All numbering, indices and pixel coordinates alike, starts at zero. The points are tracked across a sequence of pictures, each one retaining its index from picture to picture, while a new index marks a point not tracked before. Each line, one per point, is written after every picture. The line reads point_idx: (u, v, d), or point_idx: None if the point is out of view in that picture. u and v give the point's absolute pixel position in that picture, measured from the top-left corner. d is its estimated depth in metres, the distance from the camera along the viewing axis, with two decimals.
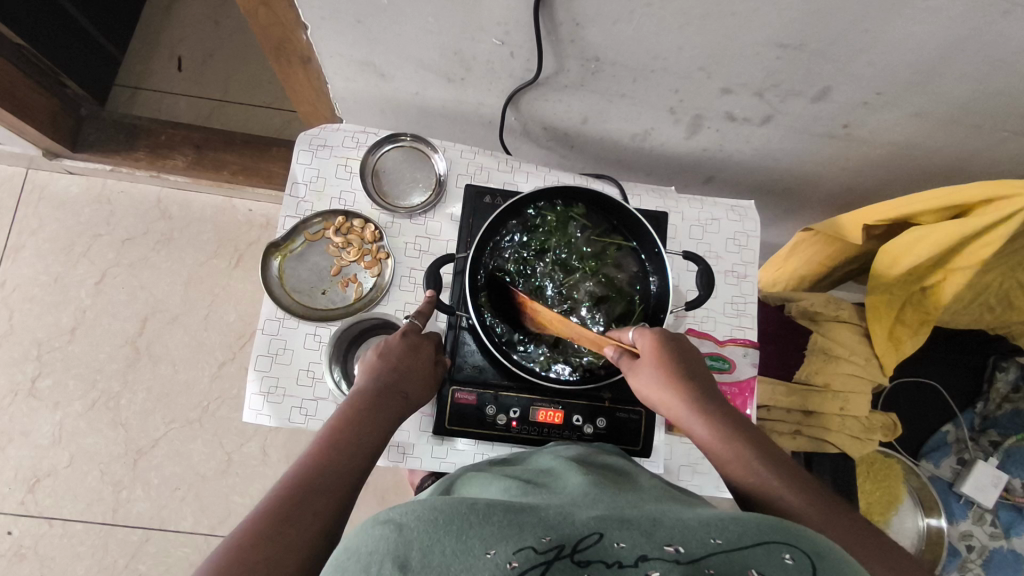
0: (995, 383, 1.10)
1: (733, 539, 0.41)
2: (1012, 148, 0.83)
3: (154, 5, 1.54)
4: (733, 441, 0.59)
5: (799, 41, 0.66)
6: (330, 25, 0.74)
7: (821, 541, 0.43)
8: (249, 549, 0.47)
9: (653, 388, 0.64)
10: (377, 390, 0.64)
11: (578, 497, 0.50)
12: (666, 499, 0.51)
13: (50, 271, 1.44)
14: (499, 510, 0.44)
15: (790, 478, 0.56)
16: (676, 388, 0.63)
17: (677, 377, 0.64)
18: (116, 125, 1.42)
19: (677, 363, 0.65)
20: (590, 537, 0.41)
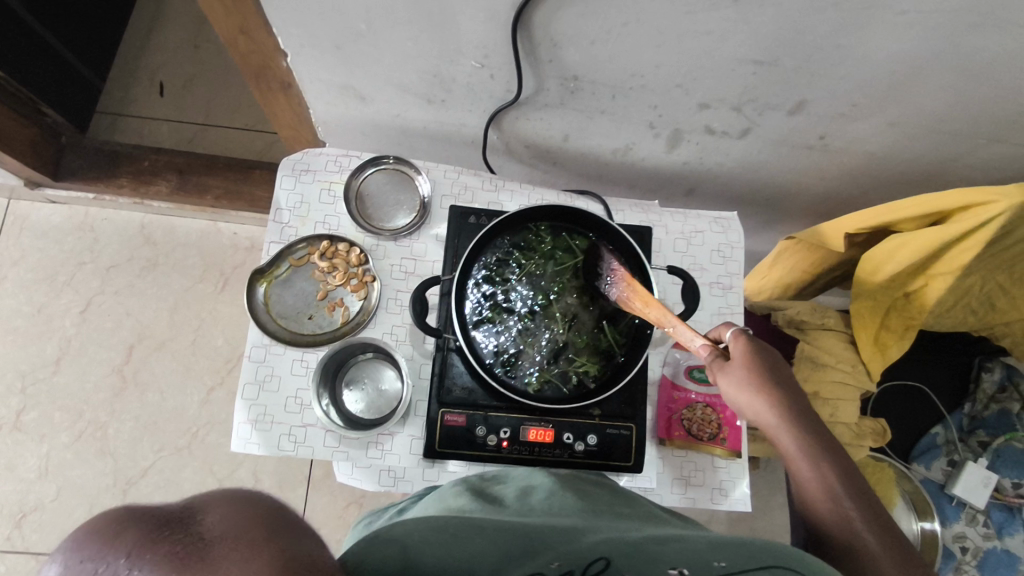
0: (981, 384, 1.12)
1: (736, 561, 0.45)
2: (986, 155, 0.84)
3: (134, 31, 1.54)
4: (816, 459, 0.63)
5: (773, 57, 0.67)
6: (309, 51, 0.74)
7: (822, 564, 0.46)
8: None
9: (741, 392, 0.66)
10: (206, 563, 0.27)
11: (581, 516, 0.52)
12: (661, 522, 0.54)
13: (34, 301, 1.42)
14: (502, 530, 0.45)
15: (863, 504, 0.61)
16: (768, 398, 0.65)
17: (769, 388, 0.65)
18: (98, 152, 1.41)
19: (770, 374, 0.66)
20: (597, 564, 0.45)
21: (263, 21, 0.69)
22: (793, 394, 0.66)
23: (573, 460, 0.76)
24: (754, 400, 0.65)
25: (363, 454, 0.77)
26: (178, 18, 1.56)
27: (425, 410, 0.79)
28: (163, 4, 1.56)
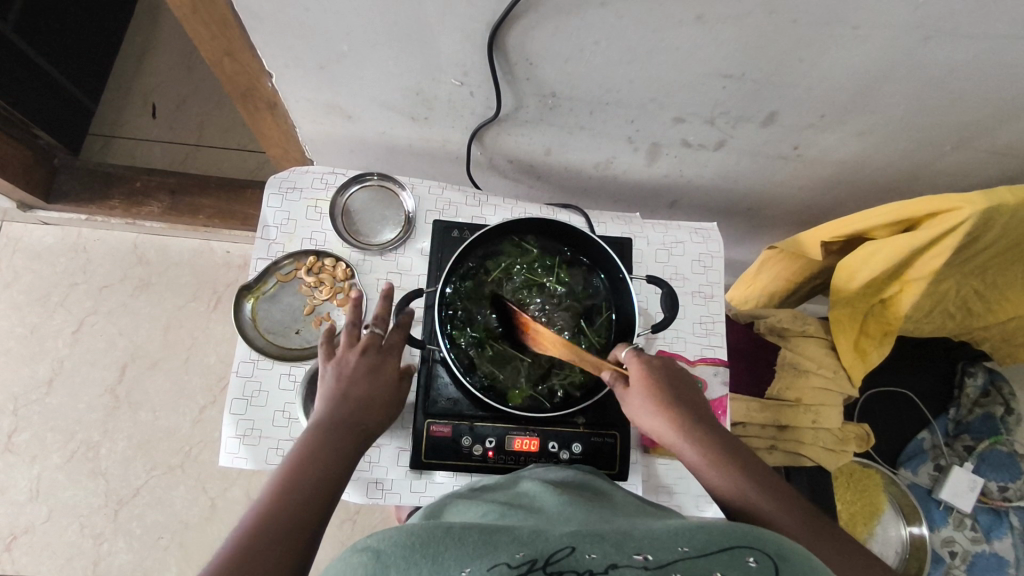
0: (965, 389, 1.13)
1: (699, 546, 0.44)
2: (954, 163, 0.86)
3: (127, 55, 1.57)
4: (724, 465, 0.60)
5: (741, 72, 0.69)
6: (294, 72, 0.76)
7: (784, 543, 0.46)
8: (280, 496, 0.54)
9: (643, 412, 0.66)
10: (333, 423, 0.62)
11: (558, 517, 0.52)
12: (640, 515, 0.56)
13: (27, 322, 1.43)
14: (474, 531, 0.46)
15: (780, 501, 0.58)
16: (665, 413, 0.64)
17: (665, 402, 0.65)
18: (91, 174, 1.43)
19: (662, 387, 0.66)
20: (562, 551, 0.43)
21: (248, 44, 0.72)
22: (692, 405, 0.66)
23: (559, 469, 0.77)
24: (654, 418, 0.64)
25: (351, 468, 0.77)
26: (171, 42, 1.59)
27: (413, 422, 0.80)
28: (157, 29, 1.59)
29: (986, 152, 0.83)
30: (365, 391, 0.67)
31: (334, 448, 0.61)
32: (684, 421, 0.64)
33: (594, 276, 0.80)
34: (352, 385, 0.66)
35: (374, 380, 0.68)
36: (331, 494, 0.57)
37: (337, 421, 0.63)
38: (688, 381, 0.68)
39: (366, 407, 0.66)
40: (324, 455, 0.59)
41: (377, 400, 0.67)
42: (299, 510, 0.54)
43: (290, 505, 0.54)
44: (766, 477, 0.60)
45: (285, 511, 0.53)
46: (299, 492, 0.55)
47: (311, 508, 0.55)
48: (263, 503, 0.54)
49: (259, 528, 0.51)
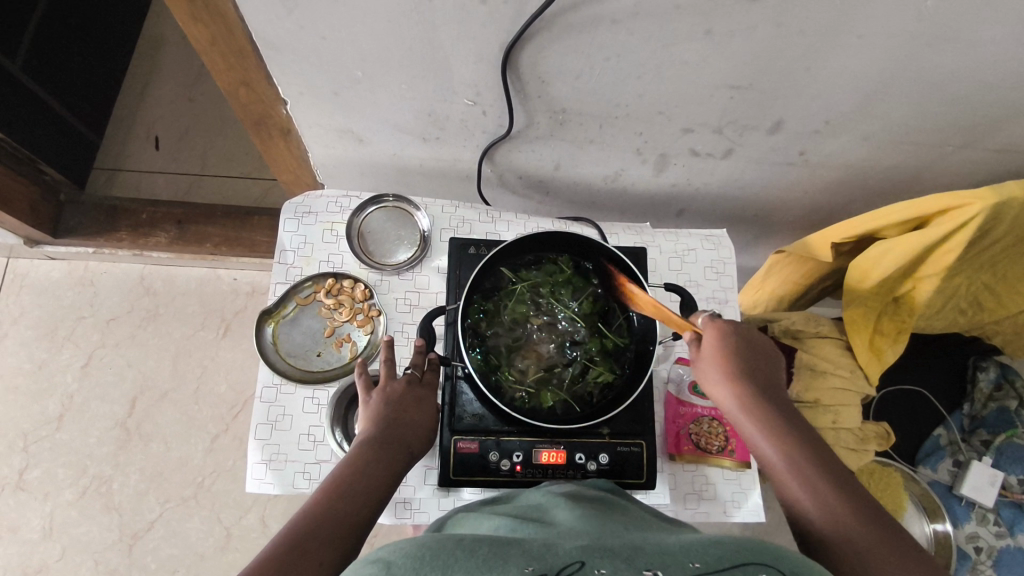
0: (978, 384, 1.14)
1: (711, 562, 0.43)
2: (957, 163, 0.88)
3: (129, 90, 1.58)
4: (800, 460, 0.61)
5: (748, 82, 0.71)
6: (308, 99, 0.77)
7: (797, 562, 0.45)
8: (329, 502, 0.57)
9: (715, 382, 0.68)
10: (383, 439, 0.65)
11: (569, 531, 0.51)
12: (646, 528, 0.55)
13: (34, 357, 1.42)
14: (484, 544, 0.45)
15: (841, 483, 0.59)
16: (737, 385, 0.66)
17: (738, 376, 0.67)
18: (98, 208, 1.43)
19: (739, 361, 0.68)
20: (572, 565, 0.42)
21: (265, 74, 0.73)
22: (767, 382, 0.68)
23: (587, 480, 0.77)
24: (724, 388, 0.67)
25: None
26: (171, 75, 1.61)
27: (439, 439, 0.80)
28: (157, 63, 1.61)
29: (988, 150, 0.84)
30: (409, 418, 0.69)
31: (381, 464, 0.63)
32: (756, 397, 0.66)
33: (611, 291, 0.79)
34: (398, 411, 0.69)
35: (417, 406, 0.71)
36: (367, 517, 0.59)
37: (380, 439, 0.65)
38: (767, 359, 0.71)
39: (411, 430, 0.68)
40: (367, 475, 0.61)
41: (418, 427, 0.69)
42: (340, 524, 0.56)
43: (332, 520, 0.56)
44: (830, 459, 0.62)
45: (335, 513, 0.57)
46: (339, 510, 0.57)
47: (349, 526, 0.57)
48: (308, 514, 0.56)
49: (301, 538, 0.53)
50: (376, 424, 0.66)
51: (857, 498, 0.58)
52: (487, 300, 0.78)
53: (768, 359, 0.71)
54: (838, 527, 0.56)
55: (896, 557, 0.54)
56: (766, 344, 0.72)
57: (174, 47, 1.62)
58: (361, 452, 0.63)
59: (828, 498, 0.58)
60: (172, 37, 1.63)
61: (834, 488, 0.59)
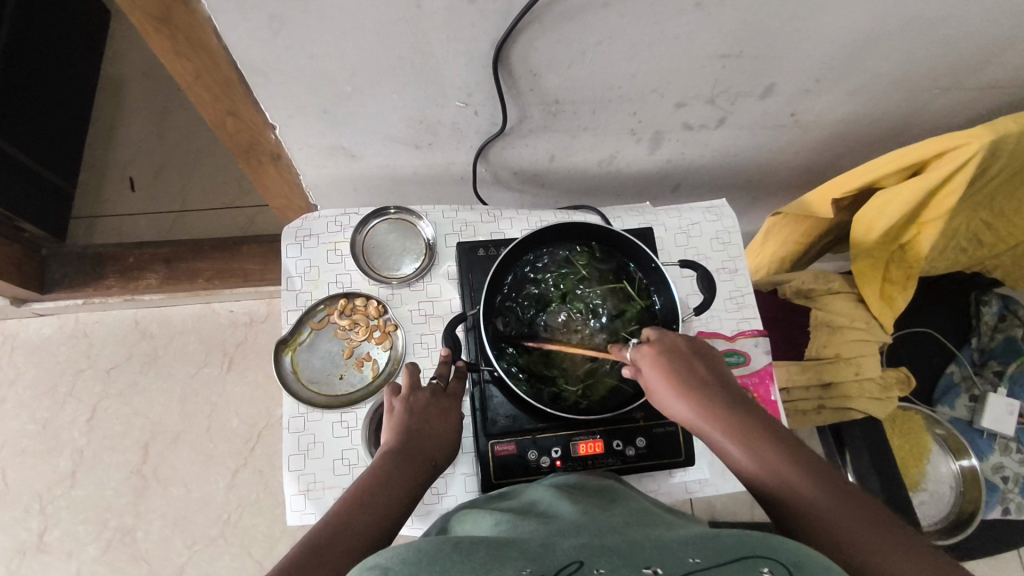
0: (982, 317, 1.16)
1: (712, 556, 0.41)
2: (944, 106, 0.89)
3: (96, 133, 1.55)
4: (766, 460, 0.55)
5: (739, 50, 0.71)
6: (297, 120, 0.76)
7: (804, 551, 0.42)
8: (347, 512, 0.56)
9: (663, 393, 0.61)
10: (404, 449, 0.64)
11: (569, 526, 0.49)
12: (653, 519, 0.54)
13: (37, 418, 1.39)
14: (482, 546, 0.44)
15: (816, 474, 0.54)
16: (685, 393, 0.60)
17: (682, 380, 0.61)
18: (82, 257, 1.40)
19: (680, 365, 0.62)
20: (569, 567, 0.41)
21: (251, 101, 0.71)
22: (715, 378, 0.62)
23: (627, 465, 0.77)
24: (674, 399, 0.60)
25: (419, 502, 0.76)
26: (137, 113, 1.57)
27: (473, 445, 0.79)
28: (121, 103, 1.58)
29: (974, 89, 0.85)
30: (434, 429, 0.67)
31: (403, 475, 0.62)
32: (708, 398, 0.60)
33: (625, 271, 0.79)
34: (423, 421, 0.67)
35: (443, 417, 0.69)
36: (387, 530, 0.58)
37: (403, 450, 0.64)
38: (710, 355, 0.65)
39: (435, 442, 0.67)
40: (389, 487, 0.60)
41: (444, 437, 0.68)
42: (356, 536, 0.55)
43: (351, 531, 0.55)
44: (800, 450, 0.56)
45: (354, 522, 0.56)
46: (359, 520, 0.56)
47: (368, 538, 0.56)
48: (329, 523, 0.55)
49: (320, 546, 0.53)
50: (399, 433, 0.65)
51: (837, 487, 0.53)
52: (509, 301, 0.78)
53: (712, 355, 0.65)
54: (829, 526, 0.50)
55: (895, 551, 0.48)
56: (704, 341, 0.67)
57: (137, 85, 1.59)
58: (385, 464, 0.62)
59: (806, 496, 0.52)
60: (133, 75, 1.59)
61: (811, 480, 0.53)
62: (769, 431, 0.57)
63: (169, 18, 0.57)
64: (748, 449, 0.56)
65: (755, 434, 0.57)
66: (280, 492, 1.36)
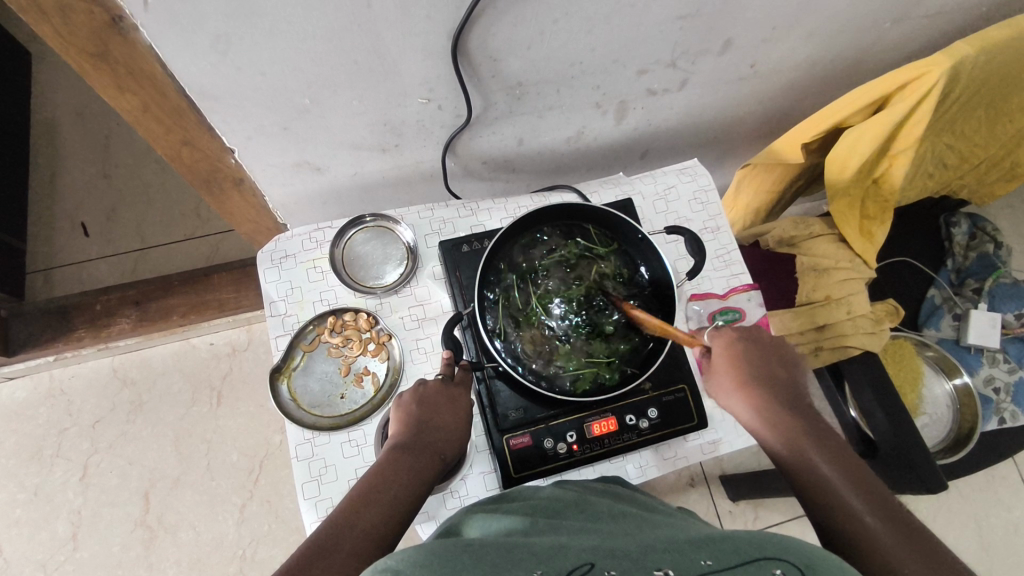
0: (954, 238, 1.19)
1: (723, 558, 0.42)
2: (898, 37, 0.90)
3: (36, 183, 1.48)
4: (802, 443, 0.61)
5: (695, 9, 0.70)
6: (257, 140, 0.73)
7: (814, 553, 0.43)
8: (355, 510, 0.57)
9: (724, 389, 0.68)
10: (412, 443, 0.64)
11: (576, 530, 0.50)
12: (660, 520, 0.55)
13: (27, 485, 1.33)
14: (492, 549, 0.44)
15: (857, 478, 0.57)
16: (739, 379, 0.67)
17: (744, 373, 0.68)
18: (45, 312, 1.34)
19: (747, 361, 0.69)
20: (581, 568, 0.42)
21: (205, 127, 0.68)
22: (784, 385, 0.68)
23: (643, 438, 0.77)
24: (733, 392, 0.67)
25: (440, 508, 0.75)
26: (78, 155, 1.50)
27: (487, 443, 0.78)
28: (57, 148, 1.50)
29: (923, 18, 0.86)
30: (441, 420, 0.68)
31: (412, 471, 0.62)
32: (768, 396, 0.66)
33: (591, 236, 0.80)
34: (429, 410, 0.67)
35: (452, 406, 0.69)
36: (396, 529, 0.58)
37: (410, 445, 0.64)
38: (789, 364, 0.71)
39: (443, 436, 0.67)
40: (397, 484, 0.61)
41: (450, 428, 0.68)
42: (365, 536, 0.56)
43: (359, 530, 0.56)
44: (848, 456, 0.60)
45: (363, 517, 0.57)
46: (366, 520, 0.57)
47: (376, 537, 0.56)
48: (335, 521, 0.56)
49: (326, 547, 0.53)
50: (407, 427, 0.66)
51: (875, 492, 0.56)
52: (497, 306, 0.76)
53: (789, 365, 0.71)
54: (853, 519, 0.54)
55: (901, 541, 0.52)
56: (791, 350, 0.72)
57: (71, 127, 1.52)
58: (393, 458, 0.63)
59: (832, 477, 0.57)
60: (64, 117, 1.52)
61: (846, 479, 0.57)
62: (820, 435, 0.62)
63: (106, 53, 0.54)
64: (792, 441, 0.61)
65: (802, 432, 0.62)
66: (293, 519, 1.34)
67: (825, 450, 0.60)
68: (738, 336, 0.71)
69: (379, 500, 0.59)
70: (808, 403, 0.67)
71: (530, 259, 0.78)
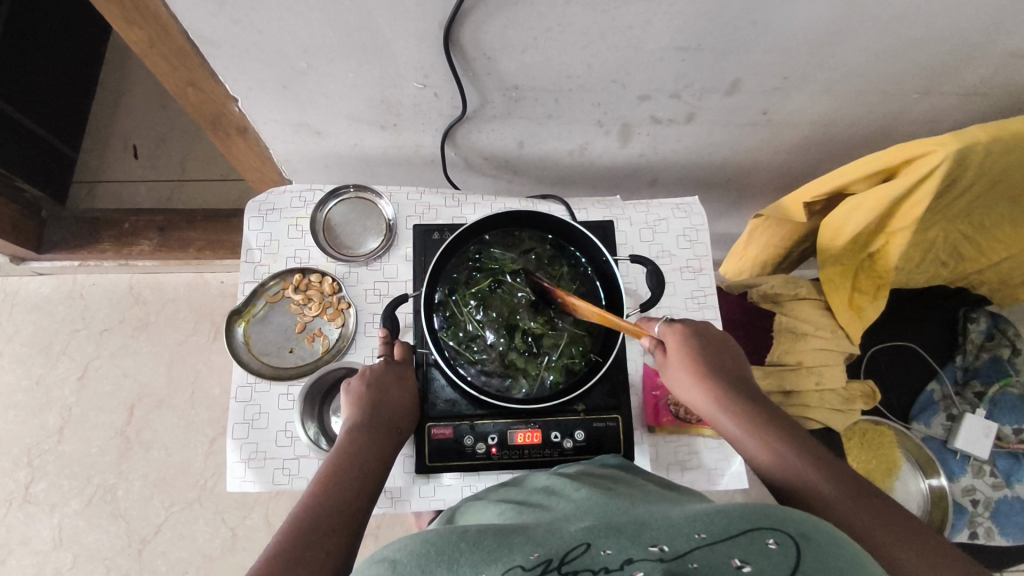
0: (968, 335, 1.12)
1: (716, 531, 0.42)
2: (926, 109, 0.86)
3: (102, 103, 1.59)
4: (764, 431, 0.62)
5: (696, 42, 0.69)
6: (258, 94, 0.77)
7: (811, 522, 0.43)
8: (322, 493, 0.59)
9: (683, 381, 0.68)
10: (370, 423, 0.67)
11: (574, 511, 0.52)
12: (657, 499, 0.55)
13: (32, 373, 1.44)
14: (489, 535, 0.47)
15: (816, 456, 0.59)
16: (697, 372, 0.67)
17: (701, 364, 0.67)
18: (80, 221, 1.44)
19: (702, 350, 0.68)
20: (577, 549, 0.43)
21: (210, 72, 0.72)
22: (735, 374, 0.68)
23: (564, 457, 0.77)
24: (694, 386, 0.67)
25: None
26: (144, 84, 1.60)
27: None
28: (126, 74, 1.61)
29: (953, 95, 0.82)
30: (392, 397, 0.71)
31: (373, 450, 0.65)
32: (723, 386, 0.66)
33: (564, 251, 0.80)
34: (383, 393, 0.70)
35: (399, 385, 0.73)
36: (366, 506, 0.60)
37: (370, 423, 0.67)
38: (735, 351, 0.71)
39: (398, 411, 0.70)
40: (360, 462, 0.63)
41: (400, 405, 0.71)
42: (338, 513, 0.57)
43: (330, 510, 0.57)
44: (806, 439, 0.61)
45: (333, 497, 0.58)
46: (336, 499, 0.58)
47: (349, 514, 0.58)
48: (306, 508, 0.57)
49: (304, 532, 0.54)
50: (363, 408, 0.68)
51: (830, 465, 0.58)
52: (444, 303, 0.77)
53: (734, 352, 0.71)
54: (818, 497, 0.55)
55: (866, 507, 0.54)
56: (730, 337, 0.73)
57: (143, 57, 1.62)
58: (356, 441, 0.65)
59: (799, 462, 0.58)
60: None
61: (808, 459, 0.59)
62: (780, 422, 0.63)
63: None
64: (754, 431, 0.62)
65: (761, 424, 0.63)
66: None
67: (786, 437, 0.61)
68: (683, 322, 0.71)
69: (344, 482, 0.60)
70: (757, 387, 0.68)
71: (498, 260, 0.79)
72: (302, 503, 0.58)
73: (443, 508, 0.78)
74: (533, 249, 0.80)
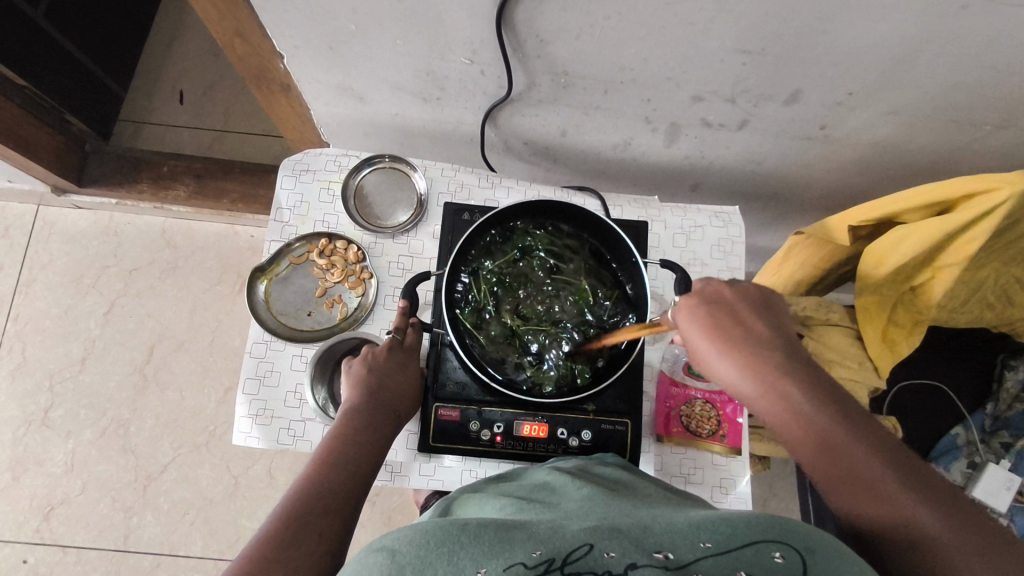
0: (1004, 383, 1.07)
1: (722, 542, 0.42)
2: (995, 142, 0.81)
3: (154, 45, 1.59)
4: (804, 410, 0.53)
5: (760, 47, 0.65)
6: (304, 53, 0.76)
7: (820, 538, 0.43)
8: (318, 473, 0.58)
9: (708, 353, 0.57)
10: (370, 407, 0.67)
11: (576, 507, 0.52)
12: (661, 503, 0.55)
13: (61, 303, 1.47)
14: (491, 529, 0.45)
15: (864, 435, 0.52)
16: (727, 348, 0.56)
17: (729, 338, 0.57)
18: (121, 159, 1.46)
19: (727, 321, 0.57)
20: (580, 549, 0.42)
21: (258, 25, 0.72)
22: (774, 330, 0.58)
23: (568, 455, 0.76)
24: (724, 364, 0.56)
25: None
26: (197, 30, 1.61)
27: None
28: (181, 18, 1.61)
29: None
30: (393, 381, 0.70)
31: (372, 431, 0.65)
32: (756, 359, 0.56)
33: (598, 250, 0.79)
34: (381, 378, 0.69)
35: (400, 371, 0.72)
36: (361, 488, 0.60)
37: (372, 403, 0.67)
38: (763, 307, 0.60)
39: (397, 395, 0.70)
40: (357, 442, 0.63)
41: (401, 392, 0.71)
42: (334, 494, 0.57)
43: (326, 492, 0.57)
44: (846, 408, 0.54)
45: (331, 480, 0.58)
46: (333, 481, 0.58)
47: (343, 497, 0.57)
48: (301, 488, 0.57)
49: (299, 513, 0.54)
50: (365, 387, 0.68)
51: (875, 441, 0.52)
52: (474, 282, 0.76)
53: (762, 308, 0.60)
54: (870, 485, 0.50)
55: (918, 495, 0.49)
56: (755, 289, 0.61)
57: None
58: (353, 421, 0.64)
59: (846, 446, 0.52)
60: None
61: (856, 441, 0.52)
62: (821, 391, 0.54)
63: None
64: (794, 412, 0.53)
65: (802, 397, 0.54)
66: None
67: (831, 412, 0.53)
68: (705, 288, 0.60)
69: (341, 463, 0.60)
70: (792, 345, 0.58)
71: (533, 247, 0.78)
72: (296, 485, 0.57)
73: (441, 489, 0.78)
74: (569, 242, 0.78)
